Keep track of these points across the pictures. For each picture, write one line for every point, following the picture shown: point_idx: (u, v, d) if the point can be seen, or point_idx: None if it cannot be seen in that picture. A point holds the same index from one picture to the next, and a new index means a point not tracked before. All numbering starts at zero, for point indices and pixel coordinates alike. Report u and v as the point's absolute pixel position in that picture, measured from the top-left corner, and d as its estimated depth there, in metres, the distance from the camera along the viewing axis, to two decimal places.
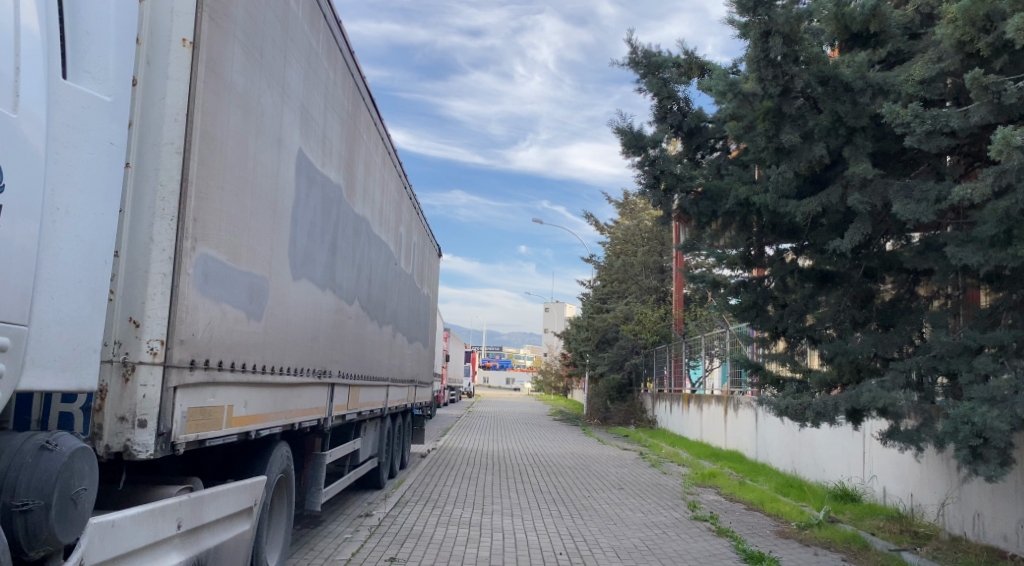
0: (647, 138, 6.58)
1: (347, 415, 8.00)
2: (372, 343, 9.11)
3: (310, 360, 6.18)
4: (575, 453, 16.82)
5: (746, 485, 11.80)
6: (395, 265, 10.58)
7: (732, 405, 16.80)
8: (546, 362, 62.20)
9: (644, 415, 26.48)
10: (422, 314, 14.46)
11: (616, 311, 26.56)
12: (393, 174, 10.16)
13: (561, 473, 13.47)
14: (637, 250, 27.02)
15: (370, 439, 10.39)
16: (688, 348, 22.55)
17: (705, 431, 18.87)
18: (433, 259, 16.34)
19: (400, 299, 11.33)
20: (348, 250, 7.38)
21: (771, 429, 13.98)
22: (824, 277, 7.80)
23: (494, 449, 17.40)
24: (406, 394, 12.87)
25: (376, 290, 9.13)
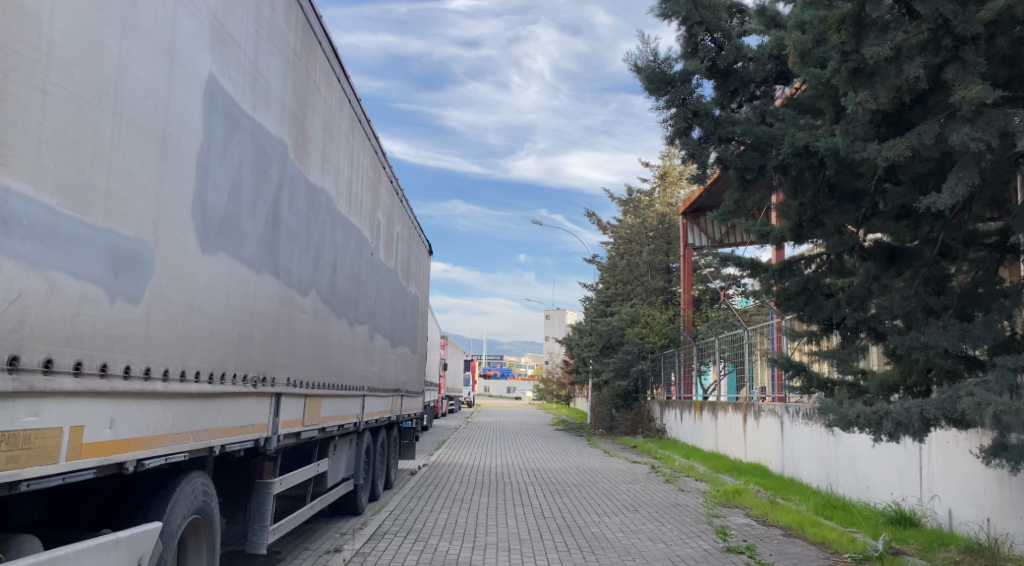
0: (673, 74, 5.18)
1: (302, 433, 6.49)
2: (339, 345, 7.65)
3: (236, 362, 4.71)
4: (582, 468, 15.32)
5: (779, 506, 10.31)
6: (371, 256, 9.13)
7: (752, 413, 15.35)
8: (547, 370, 60.52)
9: (651, 424, 24.95)
10: (410, 316, 13.03)
11: (621, 314, 25.08)
12: (365, 149, 8.74)
13: (566, 492, 11.98)
14: (642, 249, 25.55)
15: (343, 459, 8.90)
16: (700, 353, 21.07)
17: (721, 442, 17.42)
18: (422, 256, 14.91)
19: (379, 297, 9.88)
20: (298, 227, 5.94)
21: (801, 440, 12.54)
22: (891, 256, 6.36)
23: (492, 464, 15.88)
24: (390, 404, 11.41)
25: (343, 282, 7.67)
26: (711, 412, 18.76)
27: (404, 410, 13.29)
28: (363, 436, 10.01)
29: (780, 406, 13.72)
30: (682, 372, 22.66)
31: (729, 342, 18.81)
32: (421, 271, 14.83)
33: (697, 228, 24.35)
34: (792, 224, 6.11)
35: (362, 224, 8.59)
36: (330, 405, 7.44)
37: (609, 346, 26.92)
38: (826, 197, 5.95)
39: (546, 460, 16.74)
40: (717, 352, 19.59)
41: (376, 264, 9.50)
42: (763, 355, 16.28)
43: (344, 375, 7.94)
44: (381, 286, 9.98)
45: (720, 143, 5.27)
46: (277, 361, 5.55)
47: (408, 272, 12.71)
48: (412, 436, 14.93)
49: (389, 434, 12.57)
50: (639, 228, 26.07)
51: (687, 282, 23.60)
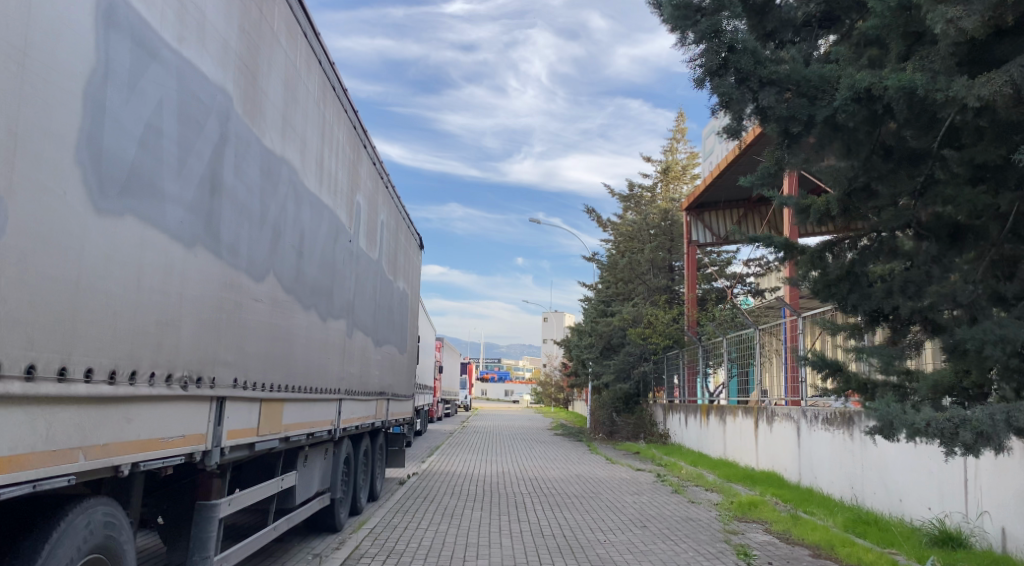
0: (702, 8, 4.73)
1: (258, 444, 5.49)
2: (307, 342, 6.68)
3: (155, 357, 3.74)
4: (584, 477, 14.32)
5: (802, 520, 9.33)
6: (348, 243, 8.17)
7: (765, 417, 14.38)
8: (545, 373, 59.47)
9: (654, 429, 23.95)
10: (397, 313, 12.09)
11: (623, 313, 24.10)
12: (340, 123, 7.78)
13: (567, 505, 10.97)
14: (644, 246, 24.55)
15: (316, 471, 7.93)
16: (707, 355, 20.09)
17: (731, 448, 16.44)
18: (412, 250, 13.96)
19: (360, 289, 8.92)
20: (247, 199, 4.98)
21: (821, 446, 11.60)
22: (954, 234, 5.37)
23: (487, 473, 14.91)
24: (374, 409, 10.42)
25: (311, 269, 6.71)
26: (719, 416, 17.78)
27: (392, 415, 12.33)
28: (342, 445, 9.03)
29: (797, 410, 12.74)
30: (686, 374, 21.69)
31: (738, 343, 17.85)
32: (410, 267, 13.88)
33: (702, 224, 23.54)
34: (840, 192, 5.18)
35: (337, 205, 7.63)
36: (297, 412, 6.47)
37: (610, 347, 25.94)
38: (882, 159, 5.01)
39: (544, 468, 15.74)
40: (726, 354, 18.63)
41: (355, 252, 8.54)
42: (776, 356, 15.30)
43: (315, 376, 6.96)
44: (362, 278, 9.03)
45: (760, 87, 4.81)
46: (220, 358, 4.58)
47: (395, 265, 11.76)
48: (401, 443, 13.95)
49: (374, 443, 11.58)
50: (641, 224, 25.03)
51: (691, 281, 22.77)
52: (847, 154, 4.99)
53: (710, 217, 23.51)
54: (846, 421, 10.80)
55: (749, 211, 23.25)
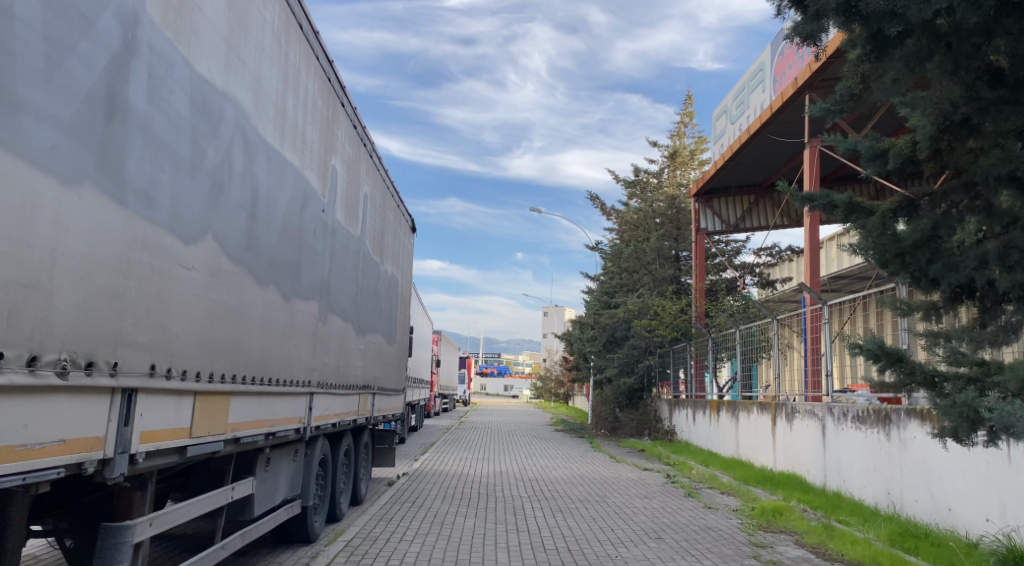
0: None
1: (192, 448, 4.37)
2: (264, 324, 5.62)
3: (5, 333, 2.64)
4: (590, 478, 13.25)
5: (837, 532, 8.26)
6: (321, 213, 7.09)
7: (784, 415, 13.29)
8: (546, 367, 58.37)
9: (659, 426, 22.88)
10: (384, 300, 11.01)
11: (627, 305, 22.99)
12: (310, 71, 6.68)
13: (571, 511, 9.83)
14: (649, 234, 23.42)
15: (283, 475, 6.87)
16: (717, 347, 19.00)
17: (745, 448, 15.33)
18: (402, 232, 12.87)
19: (337, 268, 7.85)
20: (171, 136, 3.89)
21: (851, 446, 10.52)
22: None
23: (483, 473, 13.86)
24: (356, 405, 9.37)
25: (270, 237, 5.63)
26: (730, 412, 16.68)
27: (379, 411, 11.28)
28: (317, 445, 7.98)
29: (823, 407, 11.62)
30: (695, 368, 20.66)
31: (752, 336, 16.75)
32: (401, 251, 12.79)
33: (710, 211, 22.42)
34: (932, 126, 4.53)
35: (305, 167, 6.54)
36: (251, 406, 5.40)
37: (614, 340, 24.87)
38: (987, 86, 4.26)
39: (546, 468, 14.68)
40: (739, 348, 17.51)
41: (330, 225, 7.46)
42: (796, 349, 14.17)
43: (275, 364, 5.90)
44: (340, 257, 7.96)
45: None
46: (130, 336, 3.51)
47: (381, 247, 10.67)
48: (390, 440, 12.91)
49: (358, 443, 10.52)
50: (646, 212, 23.83)
51: (699, 271, 21.73)
52: (951, 78, 4.27)
53: (719, 203, 22.42)
54: (882, 419, 9.67)
55: (760, 198, 22.18)
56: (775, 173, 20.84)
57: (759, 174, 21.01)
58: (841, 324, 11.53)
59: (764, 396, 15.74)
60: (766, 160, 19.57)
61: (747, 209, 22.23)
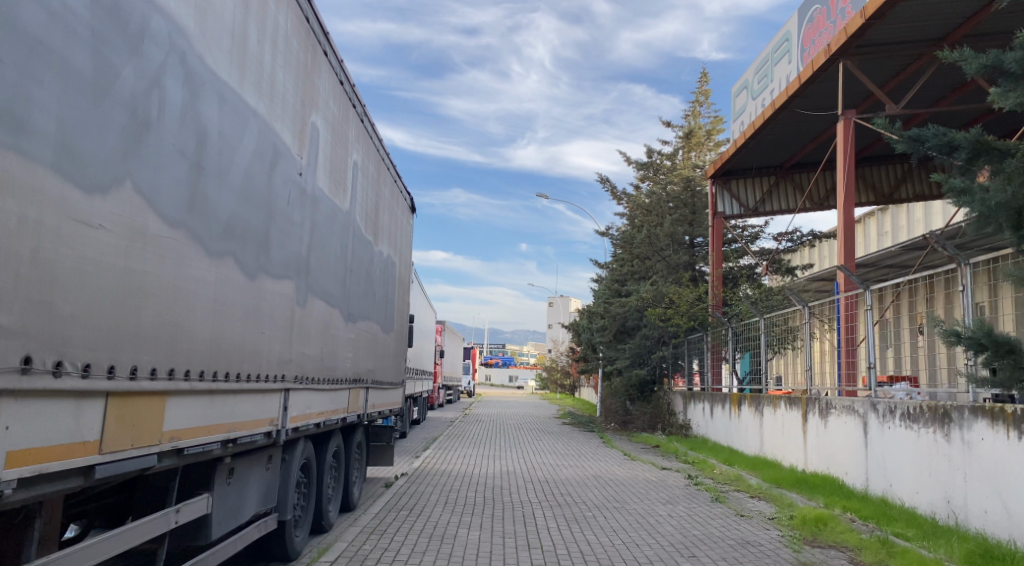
0: None
1: (104, 469, 3.28)
2: (218, 306, 4.54)
3: None
4: (606, 479, 12.17)
5: (897, 548, 7.19)
6: (298, 178, 6.00)
7: (816, 411, 12.20)
8: (551, 358, 57.32)
9: (673, 420, 21.84)
10: (379, 285, 9.94)
11: (640, 293, 21.86)
12: (282, 4, 5.57)
13: (588, 520, 8.76)
14: (663, 218, 22.25)
15: (253, 488, 5.81)
16: (737, 337, 17.92)
17: (771, 445, 14.25)
18: (400, 211, 11.78)
19: (320, 245, 6.78)
20: (54, 40, 2.81)
21: (899, 447, 9.42)
22: None
23: (489, 473, 12.81)
24: (346, 402, 8.30)
25: (225, 199, 4.54)
26: (753, 407, 15.59)
27: (375, 408, 10.22)
28: (297, 450, 6.90)
29: (865, 403, 10.51)
30: (712, 359, 19.62)
31: (775, 325, 15.66)
32: (399, 234, 11.71)
33: (728, 194, 21.40)
34: None
35: (276, 119, 5.45)
36: (200, 410, 4.33)
37: (625, 330, 23.78)
38: None
39: (556, 467, 13.62)
40: (761, 339, 16.43)
41: (310, 193, 6.37)
42: (830, 338, 13.03)
43: (235, 357, 4.83)
44: (324, 232, 6.88)
45: None
46: None
47: (375, 227, 9.60)
48: (388, 437, 11.89)
49: (349, 443, 9.46)
50: (659, 196, 22.61)
51: (716, 259, 20.68)
52: None
53: (737, 185, 21.44)
54: (940, 418, 8.57)
55: (781, 179, 21.16)
56: (798, 153, 19.80)
57: (781, 154, 19.86)
58: (885, 310, 10.50)
59: (791, 389, 14.64)
60: (790, 138, 18.41)
61: (767, 191, 21.22)
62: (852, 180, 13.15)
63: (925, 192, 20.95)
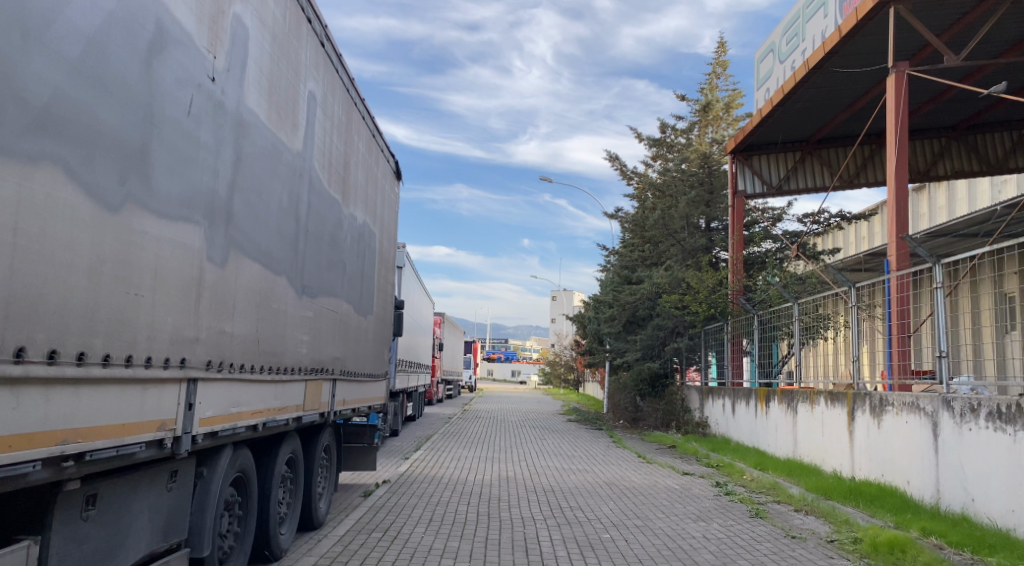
0: None
1: None
2: (29, 244, 2.78)
3: None
4: (623, 490, 10.45)
5: None
6: (207, 83, 4.27)
7: (866, 409, 10.45)
8: (554, 352, 55.61)
9: (689, 418, 20.15)
10: (351, 257, 8.22)
11: (654, 279, 20.13)
12: None
13: (603, 545, 7.04)
14: (678, 198, 20.48)
15: (141, 520, 4.06)
16: (762, 327, 16.20)
17: (808, 447, 12.48)
18: (381, 173, 10.04)
19: (251, 188, 5.04)
20: None
21: (986, 454, 7.67)
22: None
23: (485, 479, 11.11)
24: (301, 397, 6.54)
25: (39, 68, 2.79)
26: (784, 404, 13.85)
27: (347, 405, 8.47)
28: (224, 461, 5.15)
29: (935, 400, 8.73)
30: (733, 351, 17.94)
31: (808, 312, 13.89)
32: (380, 200, 9.98)
33: (749, 171, 19.62)
34: None
35: None
36: None
37: (635, 320, 22.04)
38: None
39: (564, 473, 11.91)
40: (790, 328, 14.67)
41: (230, 112, 4.63)
42: (880, 325, 11.20)
43: (74, 327, 3.05)
44: (257, 173, 5.14)
45: None
46: None
47: (344, 184, 7.86)
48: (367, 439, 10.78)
49: (311, 448, 7.71)
50: (673, 174, 20.80)
51: (737, 243, 18.93)
52: None
53: (759, 161, 19.67)
54: None
55: (807, 155, 19.51)
56: (827, 125, 18.12)
57: (810, 125, 18.11)
58: (961, 288, 8.76)
59: (829, 384, 12.87)
60: (822, 104, 16.65)
61: (793, 166, 19.49)
62: (905, 141, 11.40)
63: (965, 169, 19.17)
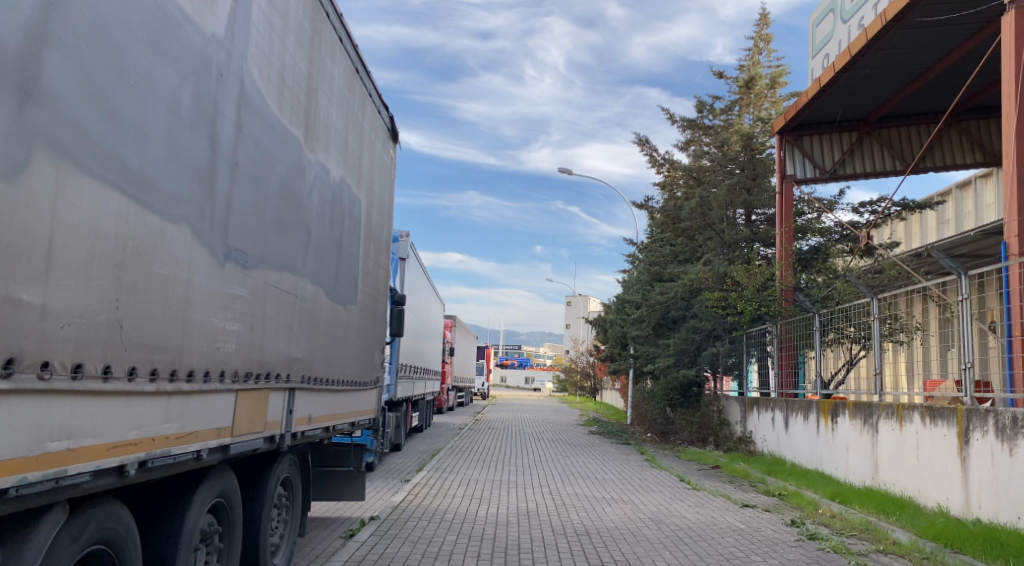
0: None
1: None
2: None
3: None
4: (675, 532, 8.21)
5: None
6: None
7: (986, 430, 8.14)
8: (571, 358, 53.32)
9: (728, 433, 17.87)
10: (318, 221, 6.04)
11: (690, 275, 17.89)
12: None
13: None
14: (717, 185, 18.24)
15: None
16: (822, 330, 13.90)
17: (896, 475, 10.12)
18: (371, 126, 7.90)
19: (95, 52, 2.88)
20: None
21: None
22: None
23: (499, 515, 8.89)
24: (226, 418, 4.35)
25: None
26: (857, 421, 11.53)
27: (314, 424, 6.27)
28: (54, 533, 2.93)
29: None
30: (783, 358, 15.68)
31: (890, 310, 11.54)
32: (367, 161, 7.82)
33: (800, 153, 17.31)
34: None
35: None
36: None
37: (667, 322, 19.83)
38: None
39: (598, 506, 9.62)
40: (863, 330, 12.31)
41: None
42: (997, 324, 8.88)
43: None
44: (113, 33, 2.99)
45: None
46: None
47: (308, 120, 5.70)
48: (353, 461, 8.85)
49: (259, 485, 5.49)
50: (711, 158, 18.56)
51: (787, 235, 16.65)
52: None
53: (811, 142, 17.34)
54: None
55: (865, 135, 17.20)
56: (892, 100, 15.85)
57: (872, 99, 15.83)
58: None
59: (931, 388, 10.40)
60: (891, 71, 14.33)
61: (849, 149, 17.15)
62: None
63: None
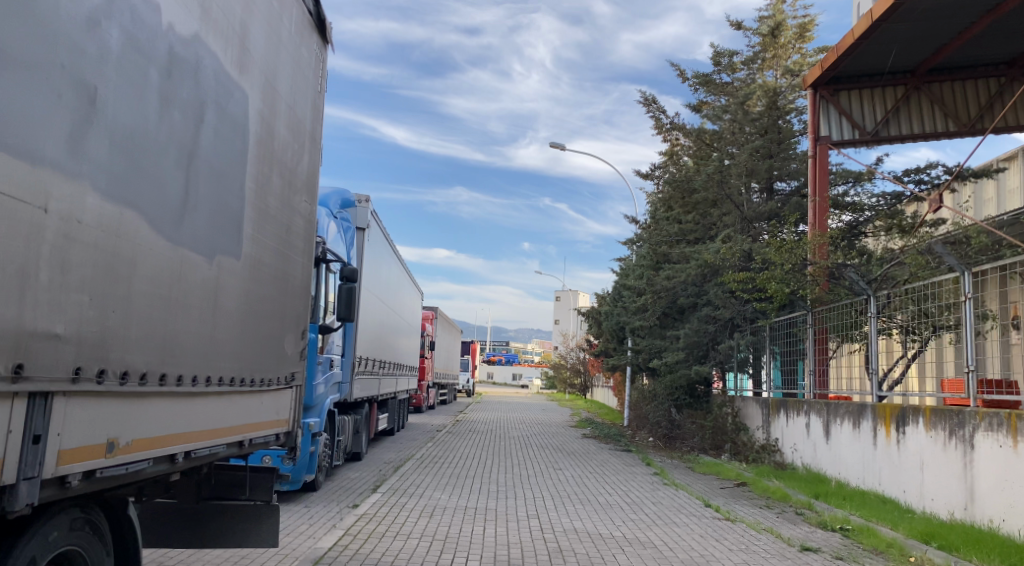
0: None
1: None
2: None
3: None
4: None
5: None
6: None
7: None
8: (559, 353, 50.68)
9: (749, 441, 15.25)
10: (121, 83, 3.28)
11: (704, 254, 15.27)
12: None
13: None
14: (737, 151, 15.61)
15: None
16: (874, 317, 11.26)
17: (1008, 509, 7.50)
18: None
19: None
20: None
21: None
22: None
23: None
24: None
25: None
26: (937, 432, 8.90)
27: (126, 455, 3.50)
28: None
29: None
30: (818, 352, 13.09)
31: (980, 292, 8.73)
32: (262, 37, 5.04)
33: (835, 111, 14.81)
34: None
35: None
36: None
37: (675, 310, 17.23)
38: None
39: (604, 554, 6.87)
40: (937, 316, 9.66)
41: None
42: None
43: None
44: None
45: None
46: None
47: None
48: (260, 495, 6.09)
49: None
50: (728, 120, 15.93)
51: (820, 211, 14.08)
52: None
53: (849, 98, 14.84)
54: None
55: (913, 91, 14.63)
56: (950, 45, 13.25)
57: (926, 44, 13.24)
58: None
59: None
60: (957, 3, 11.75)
61: (893, 107, 14.65)
62: None
63: None
